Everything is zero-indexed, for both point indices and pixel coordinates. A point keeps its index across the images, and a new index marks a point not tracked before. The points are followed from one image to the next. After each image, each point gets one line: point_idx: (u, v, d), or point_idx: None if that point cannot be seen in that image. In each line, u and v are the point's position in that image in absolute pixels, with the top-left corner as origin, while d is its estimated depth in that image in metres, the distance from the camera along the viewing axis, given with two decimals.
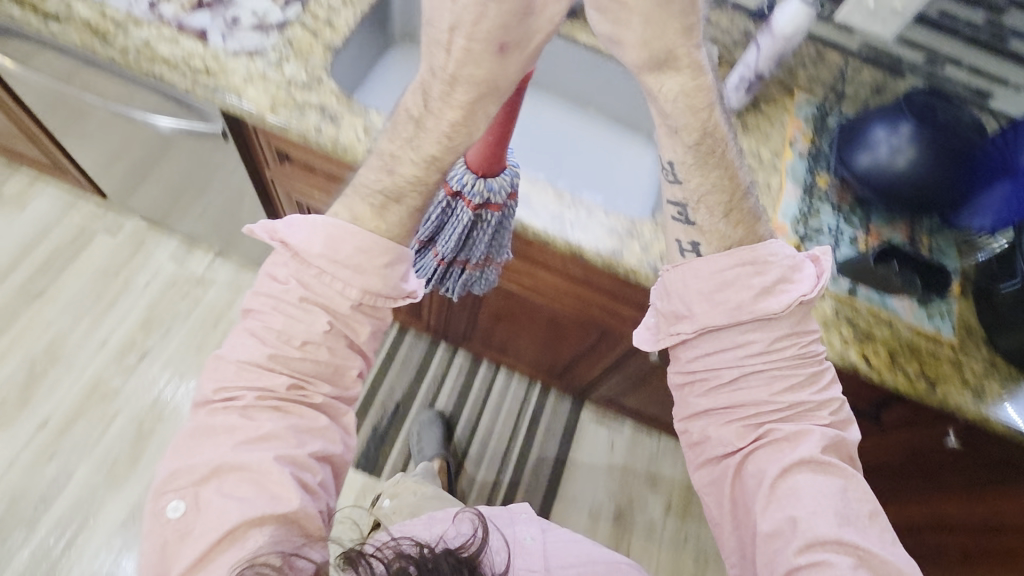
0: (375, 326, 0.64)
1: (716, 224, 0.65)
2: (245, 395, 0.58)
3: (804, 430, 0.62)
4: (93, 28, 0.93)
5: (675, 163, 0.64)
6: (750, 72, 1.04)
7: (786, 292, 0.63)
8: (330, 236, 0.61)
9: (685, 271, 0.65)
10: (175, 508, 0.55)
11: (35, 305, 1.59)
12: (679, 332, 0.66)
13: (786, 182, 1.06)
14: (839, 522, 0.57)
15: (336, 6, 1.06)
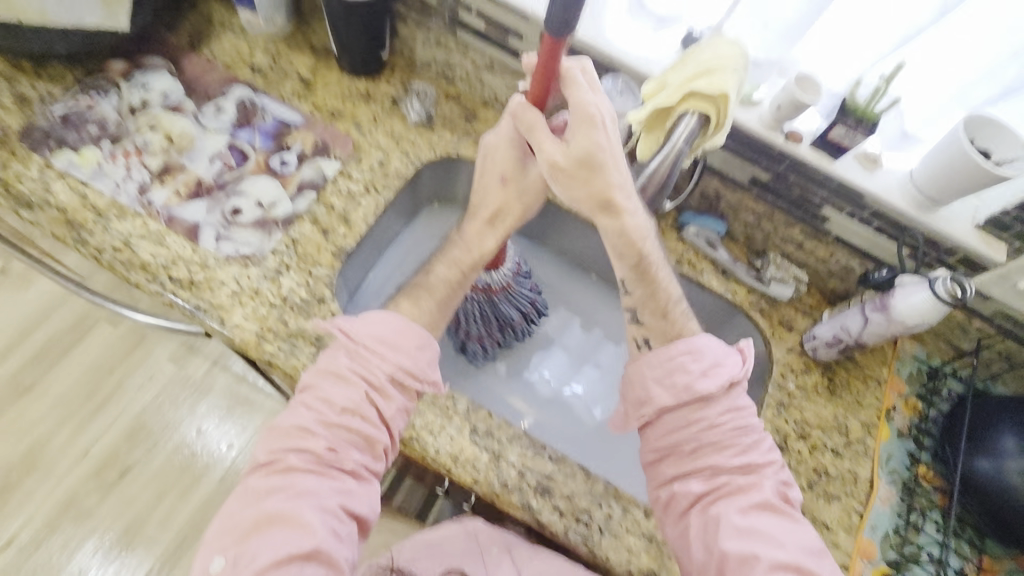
0: (404, 405, 0.72)
1: (659, 322, 0.71)
2: (286, 458, 0.67)
3: (749, 469, 0.66)
4: (69, 216, 0.80)
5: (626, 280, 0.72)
6: (849, 339, 0.84)
7: (720, 373, 0.68)
8: (382, 325, 0.73)
9: (640, 363, 0.71)
10: (216, 563, 0.63)
11: (25, 401, 1.51)
12: (643, 417, 0.69)
13: (879, 478, 0.85)
14: (792, 554, 0.62)
15: (358, 193, 0.89)
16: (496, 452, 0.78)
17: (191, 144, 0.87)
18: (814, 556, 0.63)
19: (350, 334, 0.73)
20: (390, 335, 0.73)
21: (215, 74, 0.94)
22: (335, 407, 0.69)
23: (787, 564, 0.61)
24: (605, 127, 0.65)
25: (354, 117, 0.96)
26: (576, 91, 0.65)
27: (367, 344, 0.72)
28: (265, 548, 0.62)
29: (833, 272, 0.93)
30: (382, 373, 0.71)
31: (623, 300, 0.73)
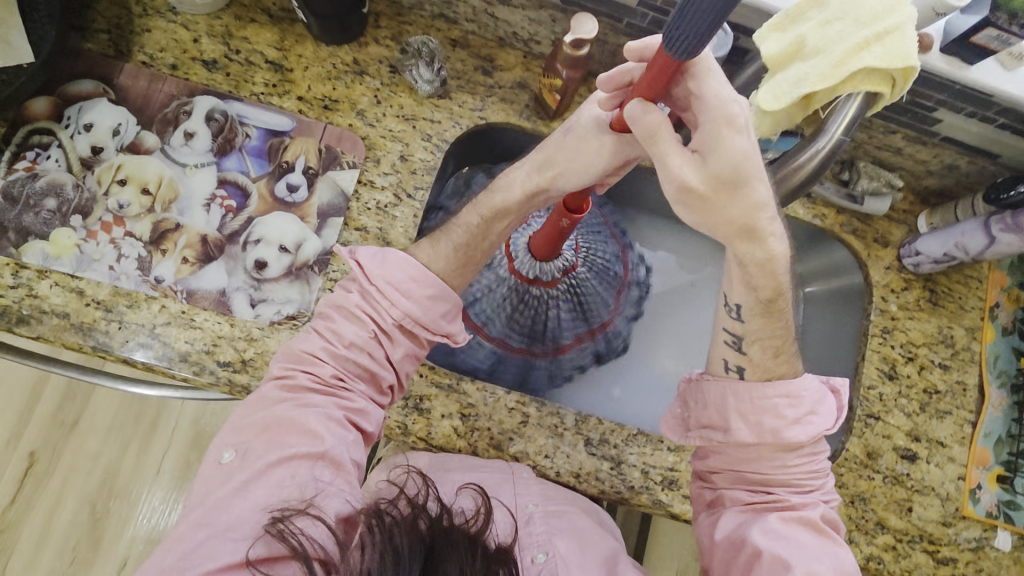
0: (413, 350, 0.63)
1: (766, 358, 0.61)
2: (297, 375, 0.59)
3: (807, 503, 0.59)
4: (73, 320, 0.67)
5: (741, 306, 0.59)
6: (964, 257, 0.77)
7: (814, 424, 0.59)
8: (395, 265, 0.63)
9: (724, 388, 0.62)
10: (226, 456, 0.56)
11: (73, 438, 1.39)
12: (709, 438, 0.62)
13: (990, 385, 0.83)
14: (820, 561, 0.56)
15: (389, 204, 0.75)
16: (617, 458, 0.74)
17: (175, 193, 0.71)
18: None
19: (365, 272, 0.63)
20: (399, 280, 0.62)
21: (165, 87, 0.73)
22: (343, 338, 0.61)
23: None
24: (749, 129, 0.49)
25: (352, 102, 0.77)
26: (716, 81, 0.48)
27: (381, 287, 0.62)
28: (276, 444, 0.55)
29: (931, 171, 0.82)
30: (389, 318, 0.61)
31: (726, 323, 0.62)
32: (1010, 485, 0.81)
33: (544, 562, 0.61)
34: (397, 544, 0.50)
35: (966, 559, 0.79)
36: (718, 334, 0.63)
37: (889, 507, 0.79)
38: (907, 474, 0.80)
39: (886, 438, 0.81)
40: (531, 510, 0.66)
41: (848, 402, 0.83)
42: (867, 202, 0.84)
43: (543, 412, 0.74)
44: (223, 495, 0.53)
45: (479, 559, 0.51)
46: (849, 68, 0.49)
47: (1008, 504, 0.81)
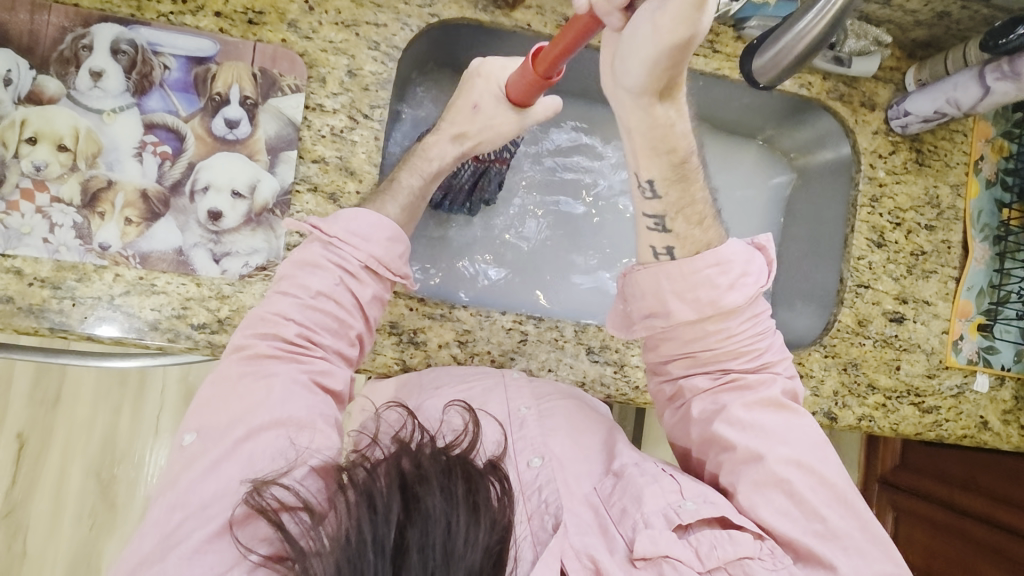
0: (380, 294, 0.61)
1: (691, 230, 0.56)
2: (256, 343, 0.55)
3: (764, 374, 0.58)
4: (19, 304, 0.60)
5: (654, 180, 0.54)
6: (956, 113, 0.74)
7: (747, 285, 0.56)
8: (353, 218, 0.61)
9: (657, 273, 0.56)
10: (189, 439, 0.53)
11: (62, 409, 1.36)
12: (654, 327, 0.58)
13: (973, 240, 0.84)
14: (783, 441, 0.55)
15: (345, 128, 0.67)
16: (619, 362, 0.74)
17: (97, 146, 0.62)
18: (818, 449, 0.56)
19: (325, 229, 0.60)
20: (357, 227, 0.60)
21: (52, 18, 0.61)
22: (309, 289, 0.57)
23: (794, 461, 0.55)
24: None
25: (280, 12, 0.66)
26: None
27: (344, 237, 0.60)
28: (241, 418, 0.52)
29: (919, 21, 0.77)
30: (354, 262, 0.59)
31: (644, 208, 0.56)
32: (990, 331, 0.85)
33: (541, 466, 0.58)
34: (372, 490, 0.46)
35: (949, 405, 0.84)
36: (639, 222, 0.57)
37: (879, 369, 0.82)
38: (896, 335, 0.83)
39: (876, 304, 0.82)
40: (524, 413, 0.63)
41: (839, 275, 0.83)
42: (855, 64, 0.79)
43: (541, 328, 0.73)
44: (196, 476, 0.50)
45: (459, 488, 0.47)
46: None
47: (987, 349, 0.85)
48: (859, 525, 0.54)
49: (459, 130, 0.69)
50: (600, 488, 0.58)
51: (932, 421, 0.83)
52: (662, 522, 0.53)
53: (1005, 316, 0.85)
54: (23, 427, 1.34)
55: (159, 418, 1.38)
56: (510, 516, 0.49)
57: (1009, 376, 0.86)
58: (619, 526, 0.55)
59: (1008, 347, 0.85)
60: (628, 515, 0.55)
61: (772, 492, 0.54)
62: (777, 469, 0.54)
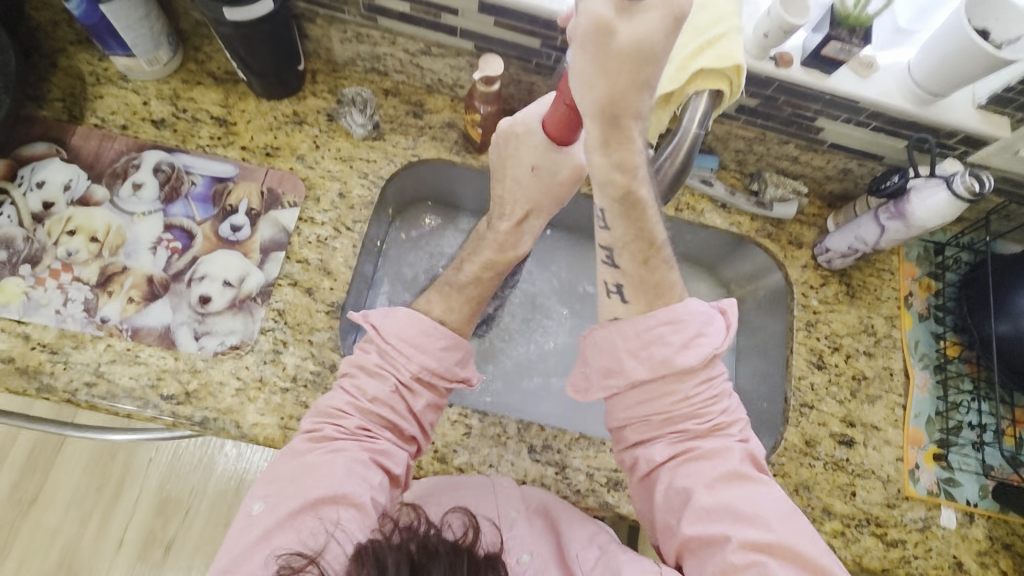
0: (432, 401, 0.63)
1: (637, 267, 0.58)
2: (325, 427, 0.59)
3: (721, 445, 0.57)
4: (18, 364, 0.69)
5: (605, 210, 0.55)
6: (865, 248, 0.82)
7: (703, 346, 0.57)
8: (402, 320, 0.64)
9: (611, 331, 0.59)
10: (258, 507, 0.56)
11: (31, 516, 1.34)
12: (611, 387, 0.59)
13: (913, 367, 0.88)
14: (749, 520, 0.53)
15: (329, 237, 0.80)
16: (561, 464, 0.76)
17: (122, 239, 0.75)
18: (787, 522, 0.54)
19: (381, 333, 0.63)
20: (403, 330, 0.63)
21: (115, 145, 0.79)
22: (367, 393, 0.60)
23: (760, 545, 0.51)
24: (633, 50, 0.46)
25: (293, 148, 0.84)
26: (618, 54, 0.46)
27: (396, 344, 0.62)
28: (301, 491, 0.55)
29: (829, 175, 0.90)
30: (408, 372, 0.61)
31: (599, 239, 0.58)
32: (947, 462, 0.84)
33: (530, 562, 0.63)
34: (382, 562, 0.48)
35: (915, 540, 0.80)
36: (597, 255, 0.60)
37: (833, 493, 0.81)
38: (846, 459, 0.82)
39: (822, 425, 0.84)
40: (514, 516, 0.67)
41: (783, 394, 0.86)
42: (775, 208, 0.90)
43: (485, 423, 0.76)
44: (255, 545, 0.53)
45: (464, 566, 0.50)
46: (688, 70, 0.61)
47: (948, 481, 0.83)
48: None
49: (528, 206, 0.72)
50: (585, 560, 0.62)
51: (898, 557, 0.79)
52: None
53: (956, 446, 0.85)
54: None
55: (127, 530, 1.35)
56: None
57: (977, 513, 0.82)
58: None
59: (970, 480, 0.83)
60: None
61: (745, 572, 0.50)
62: (747, 552, 0.51)
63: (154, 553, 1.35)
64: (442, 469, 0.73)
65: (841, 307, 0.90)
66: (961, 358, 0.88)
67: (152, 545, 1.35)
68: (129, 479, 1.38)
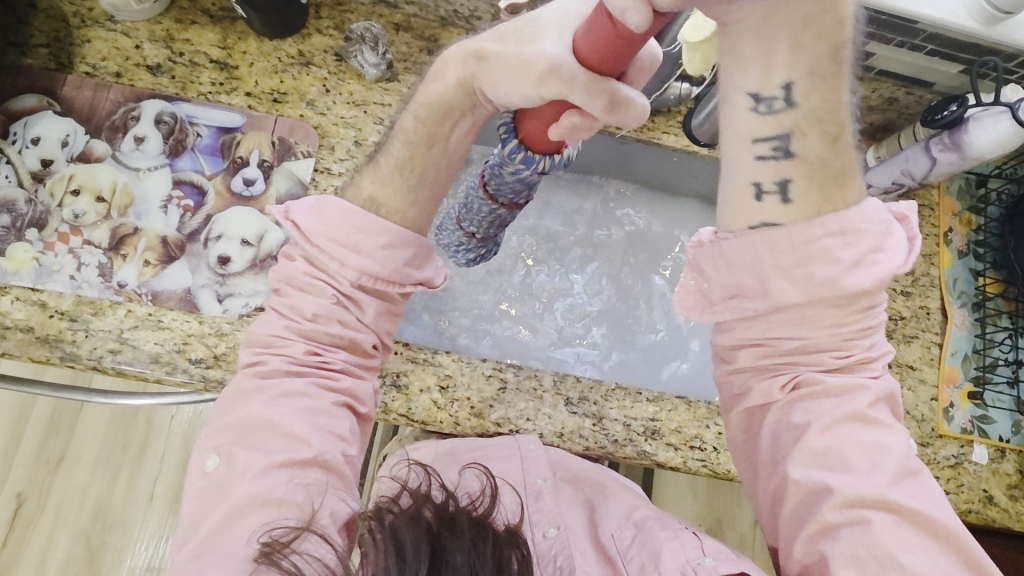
0: (384, 307, 0.57)
1: (824, 151, 0.45)
2: (270, 359, 0.54)
3: (852, 382, 0.50)
4: (37, 333, 0.66)
5: (793, 85, 0.43)
6: (911, 183, 0.79)
7: (877, 264, 0.48)
8: (335, 216, 0.55)
9: (755, 241, 0.48)
10: (211, 463, 0.51)
11: (61, 473, 1.36)
12: (744, 308, 0.50)
13: (952, 306, 0.86)
14: (863, 475, 0.48)
15: (347, 189, 0.76)
16: (598, 415, 0.75)
17: (130, 198, 0.71)
18: (905, 483, 0.48)
19: (304, 233, 0.56)
20: (340, 232, 0.55)
21: (111, 94, 0.73)
22: (304, 313, 0.55)
23: (872, 500, 0.46)
24: None
25: (301, 93, 0.77)
26: None
27: (324, 245, 0.55)
28: (258, 452, 0.50)
29: (873, 106, 0.84)
30: (346, 281, 0.55)
31: (776, 122, 0.45)
32: (982, 400, 0.83)
33: (555, 536, 0.66)
34: (401, 541, 0.46)
35: (948, 476, 0.80)
36: (747, 147, 0.47)
37: None
38: None
39: None
40: (540, 486, 0.70)
41: None
42: None
43: (520, 377, 0.75)
44: (218, 514, 0.48)
45: (487, 546, 0.48)
46: None
47: (982, 418, 0.83)
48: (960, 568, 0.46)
49: (493, 88, 0.51)
50: (619, 539, 0.64)
51: None
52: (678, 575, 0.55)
53: (990, 382, 0.84)
54: (20, 487, 1.35)
55: (157, 483, 1.38)
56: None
57: (1009, 448, 0.82)
58: None
59: (1003, 416, 0.83)
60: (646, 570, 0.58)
61: (845, 530, 0.46)
62: (843, 509, 0.47)
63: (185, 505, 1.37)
64: (479, 424, 0.73)
65: None
66: (999, 296, 0.87)
67: (183, 496, 1.38)
68: (153, 435, 1.40)
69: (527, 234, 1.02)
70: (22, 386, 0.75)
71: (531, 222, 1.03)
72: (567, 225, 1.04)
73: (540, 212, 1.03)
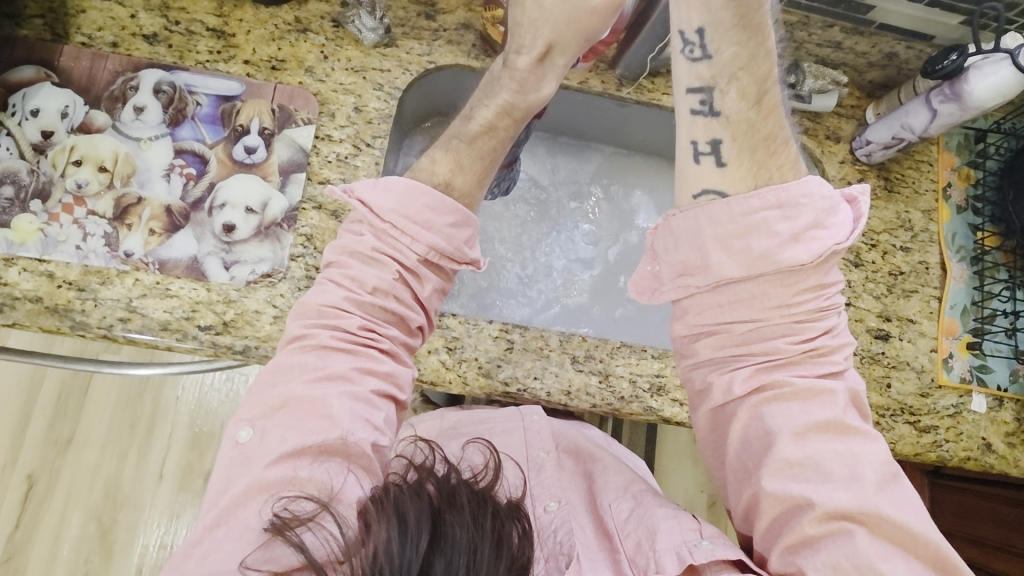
0: (440, 285, 0.58)
1: (745, 110, 0.52)
2: (320, 333, 0.54)
3: (819, 385, 0.50)
4: (46, 303, 0.66)
5: (704, 30, 0.52)
6: (911, 137, 0.79)
7: (817, 240, 0.50)
8: (400, 191, 0.57)
9: (696, 215, 0.53)
10: (244, 435, 0.51)
11: (70, 456, 1.37)
12: (688, 287, 0.54)
13: (950, 261, 0.87)
14: (839, 483, 0.48)
15: (349, 155, 0.76)
16: (604, 372, 0.76)
17: (132, 168, 0.71)
18: (885, 489, 0.48)
19: (372, 209, 0.57)
20: (404, 206, 0.57)
21: (108, 64, 0.73)
22: (365, 285, 0.55)
23: (848, 511, 0.47)
24: None
25: (299, 60, 0.77)
26: None
27: (394, 222, 0.56)
28: (294, 429, 0.50)
29: (872, 62, 0.85)
30: (412, 254, 0.56)
31: (700, 71, 0.53)
32: (980, 350, 0.85)
33: (556, 510, 0.68)
34: (404, 513, 0.46)
35: (947, 426, 0.82)
36: (684, 107, 0.55)
37: (868, 385, 0.81)
38: (883, 352, 0.83)
39: (859, 321, 0.84)
40: (542, 458, 0.73)
41: None
42: (814, 100, 0.85)
43: (527, 337, 0.76)
44: (246, 483, 0.48)
45: (487, 520, 0.48)
46: None
47: (979, 368, 0.84)
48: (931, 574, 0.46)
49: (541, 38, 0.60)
50: (617, 516, 0.65)
51: (931, 442, 0.81)
52: (674, 560, 0.54)
53: (988, 334, 0.85)
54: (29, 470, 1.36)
55: (166, 463, 1.39)
56: (529, 553, 0.50)
57: (1007, 397, 0.84)
58: (632, 558, 0.59)
59: (1000, 366, 0.85)
60: (642, 547, 0.59)
61: (825, 542, 0.47)
62: (824, 520, 0.47)
63: (194, 484, 1.39)
64: (486, 384, 0.74)
65: (878, 205, 0.88)
66: (997, 249, 0.88)
67: (193, 475, 1.39)
68: (161, 416, 1.41)
69: (527, 201, 1.03)
70: (32, 361, 0.76)
71: (530, 190, 1.03)
72: (566, 192, 1.04)
73: (539, 180, 1.03)
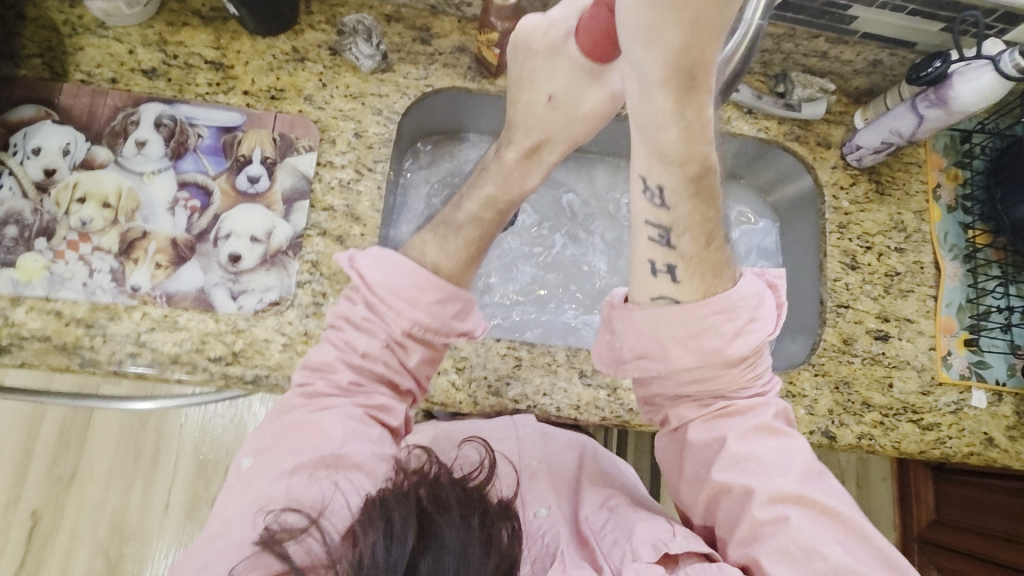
0: (431, 356, 0.59)
1: (698, 250, 0.52)
2: (315, 380, 0.56)
3: (757, 400, 0.55)
4: (55, 342, 0.66)
5: (663, 188, 0.50)
6: (900, 142, 0.81)
7: (754, 334, 0.52)
8: (392, 267, 0.58)
9: (656, 316, 0.52)
10: (248, 463, 0.53)
11: (73, 491, 1.36)
12: (645, 369, 0.55)
13: (943, 259, 0.89)
14: (778, 474, 0.52)
15: (351, 180, 0.76)
16: (612, 385, 0.77)
17: (135, 202, 0.72)
18: (812, 479, 0.53)
19: (367, 284, 0.58)
20: (396, 285, 0.58)
21: (108, 100, 0.74)
22: (357, 349, 0.57)
23: (788, 497, 0.51)
24: None
25: (298, 88, 0.78)
26: None
27: (384, 298, 0.58)
28: (292, 451, 0.52)
29: (858, 70, 0.87)
30: (399, 328, 0.57)
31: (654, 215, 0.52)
32: (977, 346, 0.86)
33: (545, 515, 0.68)
34: (390, 515, 0.45)
35: (949, 422, 0.83)
36: (641, 232, 0.53)
37: (871, 386, 0.83)
38: (883, 352, 0.84)
39: (858, 323, 0.85)
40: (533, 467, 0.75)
41: (819, 298, 0.87)
42: (804, 108, 0.87)
43: (535, 354, 0.77)
44: (242, 504, 0.50)
45: (475, 519, 0.47)
46: None
47: (978, 363, 0.86)
48: (874, 558, 0.49)
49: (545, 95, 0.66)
50: (593, 522, 0.66)
51: (934, 439, 0.82)
52: (650, 551, 0.55)
53: (985, 329, 0.87)
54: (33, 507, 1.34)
55: (171, 493, 1.38)
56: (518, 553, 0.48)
57: (1006, 391, 0.86)
58: (607, 554, 0.61)
59: (998, 360, 0.86)
60: (619, 542, 0.61)
61: (771, 529, 0.50)
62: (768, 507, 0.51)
63: (200, 512, 1.38)
64: (497, 402, 0.74)
65: (870, 209, 0.89)
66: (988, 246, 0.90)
67: (198, 504, 1.38)
68: (164, 445, 1.40)
69: None
70: (41, 399, 0.75)
71: None
72: None
73: None
